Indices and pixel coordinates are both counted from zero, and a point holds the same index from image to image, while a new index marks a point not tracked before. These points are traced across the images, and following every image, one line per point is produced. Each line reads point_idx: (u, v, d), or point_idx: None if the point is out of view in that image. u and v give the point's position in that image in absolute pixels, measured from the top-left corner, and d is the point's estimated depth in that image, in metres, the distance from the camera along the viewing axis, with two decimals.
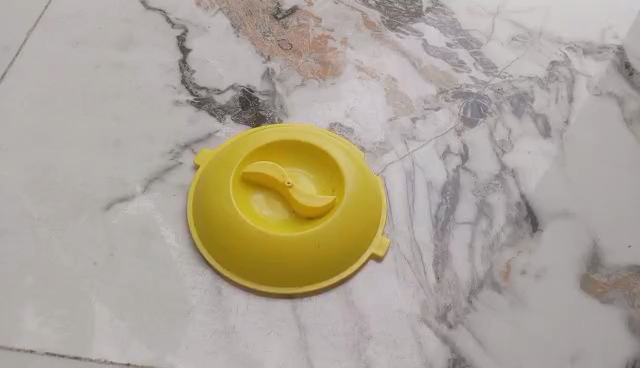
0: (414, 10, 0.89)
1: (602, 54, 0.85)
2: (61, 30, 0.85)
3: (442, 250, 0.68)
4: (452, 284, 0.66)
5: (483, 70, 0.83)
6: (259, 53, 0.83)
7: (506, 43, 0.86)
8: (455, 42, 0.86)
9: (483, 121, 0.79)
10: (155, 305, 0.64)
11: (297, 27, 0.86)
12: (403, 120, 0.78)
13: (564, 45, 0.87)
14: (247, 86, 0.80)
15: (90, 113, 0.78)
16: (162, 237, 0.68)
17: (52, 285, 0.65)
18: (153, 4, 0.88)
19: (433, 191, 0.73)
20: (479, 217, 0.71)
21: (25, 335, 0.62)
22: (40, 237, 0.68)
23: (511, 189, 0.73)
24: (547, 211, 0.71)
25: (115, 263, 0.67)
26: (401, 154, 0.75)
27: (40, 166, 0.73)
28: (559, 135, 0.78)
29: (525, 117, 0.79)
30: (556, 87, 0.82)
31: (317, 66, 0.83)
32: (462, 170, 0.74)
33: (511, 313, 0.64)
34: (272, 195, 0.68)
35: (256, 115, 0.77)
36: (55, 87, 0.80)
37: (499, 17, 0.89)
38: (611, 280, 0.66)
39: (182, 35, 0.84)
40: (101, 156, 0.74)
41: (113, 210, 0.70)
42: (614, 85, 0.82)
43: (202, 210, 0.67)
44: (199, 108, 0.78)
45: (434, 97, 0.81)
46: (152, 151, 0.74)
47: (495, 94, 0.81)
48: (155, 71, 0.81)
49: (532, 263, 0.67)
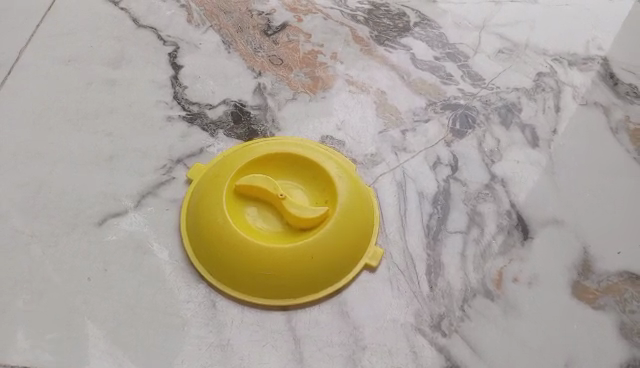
0: (402, 25, 0.91)
1: (587, 65, 0.87)
2: (52, 49, 0.86)
3: (435, 259, 0.69)
4: (446, 293, 0.67)
5: (471, 83, 0.85)
6: (250, 68, 0.84)
7: (493, 55, 0.88)
8: (443, 55, 0.87)
9: (472, 132, 0.80)
10: (151, 319, 0.64)
11: (287, 43, 0.88)
12: (393, 133, 0.79)
13: (550, 57, 0.88)
14: (239, 101, 0.81)
15: (83, 130, 0.78)
16: (156, 251, 0.69)
17: (46, 301, 0.65)
18: (145, 22, 0.89)
19: (424, 201, 0.73)
20: (470, 226, 0.72)
21: (19, 352, 0.62)
22: (34, 254, 0.68)
23: (501, 198, 0.74)
24: (537, 219, 0.72)
25: (109, 278, 0.67)
26: (393, 165, 0.76)
27: (33, 184, 0.73)
28: (547, 144, 0.79)
29: (514, 127, 0.80)
30: (543, 97, 0.83)
31: (307, 81, 0.84)
32: (452, 180, 0.75)
33: (504, 320, 0.65)
34: (265, 208, 0.68)
35: (248, 129, 0.78)
36: (48, 104, 0.80)
37: (486, 30, 0.91)
38: (602, 286, 0.67)
39: (174, 52, 0.85)
40: (94, 172, 0.74)
41: (107, 225, 0.70)
42: (600, 95, 0.84)
43: (196, 223, 0.67)
44: (191, 124, 0.78)
45: (423, 110, 0.82)
46: (145, 167, 0.75)
47: (483, 106, 0.82)
48: (147, 87, 0.82)
49: (523, 271, 0.68)
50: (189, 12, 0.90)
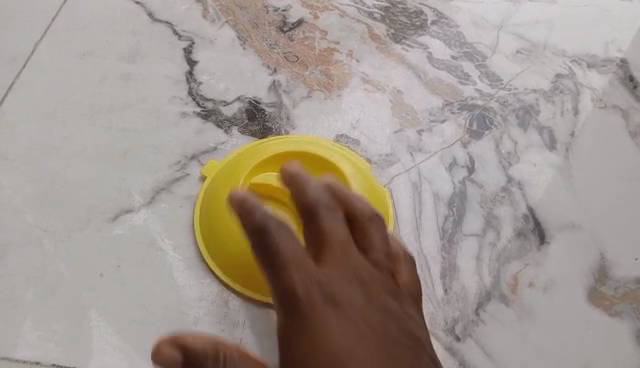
0: (419, 22, 0.89)
1: (606, 67, 0.86)
2: (67, 42, 0.84)
3: (450, 262, 0.68)
4: (460, 297, 0.66)
5: (489, 83, 0.84)
6: (265, 65, 0.83)
7: (511, 56, 0.87)
8: (460, 55, 0.86)
9: (489, 134, 0.79)
10: (163, 317, 0.64)
11: (302, 40, 0.86)
12: (409, 133, 0.78)
13: (569, 58, 0.87)
14: (254, 98, 0.80)
15: (97, 124, 0.77)
16: (168, 249, 0.68)
17: (58, 297, 0.65)
18: (159, 16, 0.86)
19: (439, 203, 0.73)
20: (486, 229, 0.71)
21: (30, 347, 0.62)
22: (46, 249, 0.68)
23: (518, 201, 0.73)
24: (554, 224, 0.71)
25: (121, 275, 0.67)
26: (408, 166, 0.76)
27: (47, 178, 0.73)
28: (565, 147, 0.78)
29: (531, 129, 0.79)
30: (561, 99, 0.82)
31: (322, 78, 0.83)
32: (468, 182, 0.75)
33: (519, 325, 0.65)
34: None
35: (262, 127, 0.78)
36: (61, 97, 0.79)
37: (505, 30, 0.89)
38: (619, 292, 0.67)
39: (188, 48, 0.84)
40: (108, 167, 0.74)
41: (119, 221, 0.70)
42: (618, 98, 0.83)
43: (211, 220, 0.68)
44: (206, 120, 0.78)
45: (440, 110, 0.81)
46: (159, 163, 0.74)
47: (501, 107, 0.81)
48: (161, 82, 0.81)
49: (539, 276, 0.68)
50: (204, 7, 0.87)
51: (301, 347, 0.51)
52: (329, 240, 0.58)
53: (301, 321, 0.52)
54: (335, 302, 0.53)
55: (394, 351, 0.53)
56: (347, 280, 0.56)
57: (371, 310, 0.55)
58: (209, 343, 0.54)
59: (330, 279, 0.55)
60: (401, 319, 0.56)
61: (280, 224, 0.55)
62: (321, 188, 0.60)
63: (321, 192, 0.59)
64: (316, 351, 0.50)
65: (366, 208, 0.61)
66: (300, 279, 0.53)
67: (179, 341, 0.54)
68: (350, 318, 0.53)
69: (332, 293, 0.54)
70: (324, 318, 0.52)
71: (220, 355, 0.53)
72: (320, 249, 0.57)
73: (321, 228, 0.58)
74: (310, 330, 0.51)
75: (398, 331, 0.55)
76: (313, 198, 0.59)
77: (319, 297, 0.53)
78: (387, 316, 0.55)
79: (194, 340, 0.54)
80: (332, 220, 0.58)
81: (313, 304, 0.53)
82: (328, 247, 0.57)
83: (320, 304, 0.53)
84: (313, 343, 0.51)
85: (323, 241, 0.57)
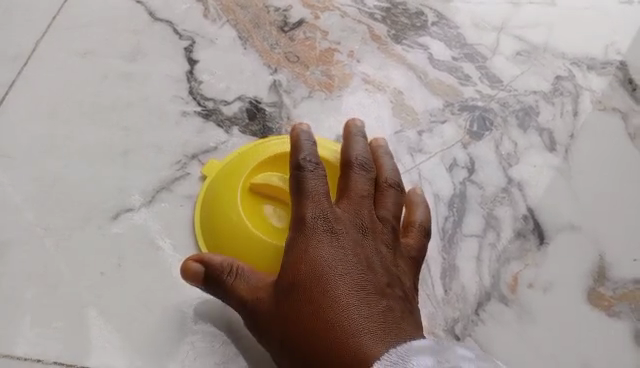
0: (419, 24, 0.89)
1: (605, 69, 0.86)
2: (68, 41, 0.83)
3: (450, 262, 0.69)
4: (460, 297, 0.67)
5: (489, 85, 0.84)
6: (266, 65, 0.83)
7: (511, 57, 0.87)
8: (461, 56, 0.86)
9: (489, 135, 0.79)
10: (163, 316, 0.65)
11: (303, 40, 0.86)
12: (409, 133, 0.79)
13: (568, 60, 0.87)
14: (254, 98, 0.80)
15: (98, 123, 0.77)
16: (169, 249, 0.69)
17: (59, 295, 0.65)
18: (161, 15, 0.86)
19: (440, 203, 0.73)
20: (486, 230, 0.71)
21: (31, 346, 0.62)
22: (47, 247, 0.68)
23: (517, 202, 0.73)
24: (553, 225, 0.72)
25: (122, 273, 0.67)
26: (408, 166, 0.76)
27: (48, 176, 0.72)
28: (564, 149, 0.78)
29: (531, 131, 0.80)
30: (560, 101, 0.83)
31: (323, 78, 0.83)
32: (469, 183, 0.75)
33: (518, 326, 0.65)
34: (280, 205, 0.67)
35: (263, 127, 0.78)
36: (62, 96, 0.79)
37: (505, 32, 0.89)
38: (618, 293, 0.67)
39: (190, 47, 0.84)
40: (109, 166, 0.74)
41: (120, 219, 0.70)
42: (617, 100, 0.83)
43: (211, 218, 0.68)
44: (206, 120, 0.78)
45: (440, 111, 0.81)
46: (159, 162, 0.75)
47: (501, 108, 0.82)
48: (162, 81, 0.81)
49: (539, 276, 0.68)
50: (205, 7, 0.87)
51: (295, 262, 0.57)
52: (351, 190, 0.62)
53: (300, 241, 0.58)
54: (335, 234, 0.58)
55: (376, 286, 0.56)
56: (354, 223, 0.60)
57: (368, 250, 0.58)
58: (224, 261, 0.61)
59: (338, 217, 0.59)
60: (391, 268, 0.59)
61: (316, 166, 0.61)
62: (364, 151, 0.66)
63: (364, 151, 0.65)
64: (305, 267, 0.56)
65: (391, 179, 0.66)
66: (311, 211, 0.59)
67: (200, 257, 0.62)
68: (343, 249, 0.57)
69: (334, 226, 0.58)
70: (320, 242, 0.57)
71: (232, 271, 0.60)
72: (342, 195, 0.62)
73: (350, 179, 0.63)
74: (306, 247, 0.57)
75: (387, 276, 0.58)
76: (354, 156, 0.65)
77: (322, 226, 0.58)
78: (380, 261, 0.58)
79: (214, 257, 0.61)
80: (361, 176, 0.63)
81: (314, 229, 0.58)
82: (349, 196, 0.62)
83: (320, 231, 0.58)
84: (306, 258, 0.56)
85: (348, 190, 0.62)
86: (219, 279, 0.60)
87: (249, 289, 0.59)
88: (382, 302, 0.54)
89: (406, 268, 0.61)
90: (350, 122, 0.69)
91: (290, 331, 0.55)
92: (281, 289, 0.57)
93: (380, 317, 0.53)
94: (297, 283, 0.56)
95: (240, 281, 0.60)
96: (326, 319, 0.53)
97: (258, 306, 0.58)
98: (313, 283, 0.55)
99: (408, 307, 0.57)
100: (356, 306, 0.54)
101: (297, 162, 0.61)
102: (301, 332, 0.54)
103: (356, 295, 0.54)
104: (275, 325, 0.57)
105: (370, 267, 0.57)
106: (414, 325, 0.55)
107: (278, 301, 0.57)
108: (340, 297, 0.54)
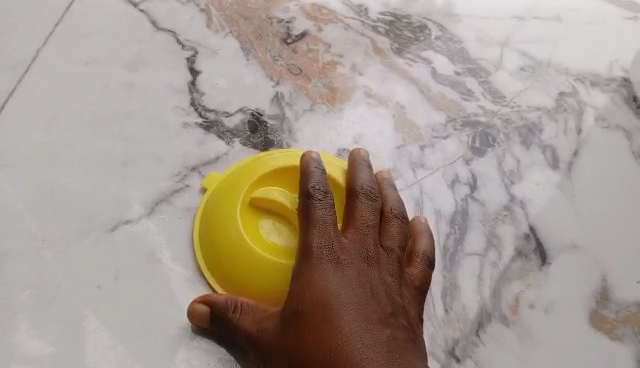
0: (423, 37, 0.89)
1: (609, 86, 0.86)
2: (70, 49, 0.83)
3: (451, 281, 0.68)
4: (461, 317, 0.66)
5: (492, 100, 0.83)
6: (268, 76, 0.83)
7: (514, 72, 0.86)
8: (464, 70, 0.86)
9: (492, 151, 0.78)
10: (160, 332, 0.64)
11: (306, 52, 0.86)
12: (411, 149, 0.78)
13: (572, 76, 0.87)
14: (256, 110, 0.80)
15: (98, 132, 0.76)
16: (167, 263, 0.68)
17: (55, 308, 0.64)
18: (163, 25, 0.86)
19: (441, 220, 0.72)
20: (488, 248, 0.70)
21: (26, 360, 0.61)
22: (44, 259, 0.67)
23: (519, 220, 0.73)
24: (555, 245, 0.71)
25: (119, 287, 0.66)
26: (410, 182, 0.75)
27: (46, 186, 0.72)
28: (567, 167, 0.78)
29: (534, 148, 0.79)
30: (564, 117, 0.82)
31: (325, 91, 0.82)
32: (471, 200, 0.74)
33: (520, 348, 0.65)
34: (280, 221, 0.66)
35: (264, 140, 0.77)
36: (62, 104, 0.78)
37: (508, 47, 0.89)
38: (620, 316, 0.67)
39: (192, 57, 0.83)
40: (108, 177, 0.73)
41: (118, 232, 0.69)
42: (621, 118, 0.83)
43: (210, 234, 0.67)
44: (207, 132, 0.77)
45: (443, 126, 0.80)
46: (159, 173, 0.74)
47: (504, 124, 0.81)
48: (164, 92, 0.80)
49: (540, 297, 0.68)
50: (208, 17, 0.87)
51: (299, 291, 0.56)
52: (357, 219, 0.62)
53: (305, 270, 0.57)
54: (340, 263, 0.57)
55: (380, 316, 0.55)
56: (359, 252, 0.59)
57: (373, 280, 0.58)
58: (228, 298, 0.61)
59: (344, 247, 0.59)
60: (395, 298, 0.59)
61: (325, 195, 0.61)
62: (370, 179, 0.66)
63: (370, 180, 0.65)
64: (310, 296, 0.55)
65: (396, 208, 0.66)
66: (317, 240, 0.58)
67: (206, 297, 0.63)
68: (348, 278, 0.57)
69: (339, 256, 0.58)
70: (325, 272, 0.57)
71: (237, 307, 0.61)
72: (347, 224, 0.62)
73: (356, 209, 0.63)
74: (311, 276, 0.56)
75: (391, 306, 0.57)
76: (360, 184, 0.65)
77: (328, 256, 0.58)
78: (384, 291, 0.58)
79: (219, 296, 0.62)
80: (366, 204, 0.63)
81: (319, 258, 0.57)
82: (355, 224, 0.62)
83: (325, 260, 0.57)
84: (311, 287, 0.56)
85: (354, 218, 0.62)
86: (225, 315, 0.61)
87: (253, 322, 0.59)
88: (386, 331, 0.54)
89: (411, 297, 0.61)
90: (355, 152, 0.69)
91: (292, 360, 0.54)
92: (286, 319, 0.56)
93: (384, 346, 0.53)
94: (301, 312, 0.55)
95: (244, 315, 0.60)
96: (330, 349, 0.53)
97: (261, 337, 0.58)
98: (317, 312, 0.55)
99: (411, 337, 0.57)
100: (360, 335, 0.53)
101: (307, 189, 0.61)
102: (303, 361, 0.54)
103: (361, 325, 0.54)
104: (277, 355, 0.56)
105: (376, 297, 0.57)
106: (417, 355, 0.56)
107: (283, 330, 0.56)
108: (345, 327, 0.54)
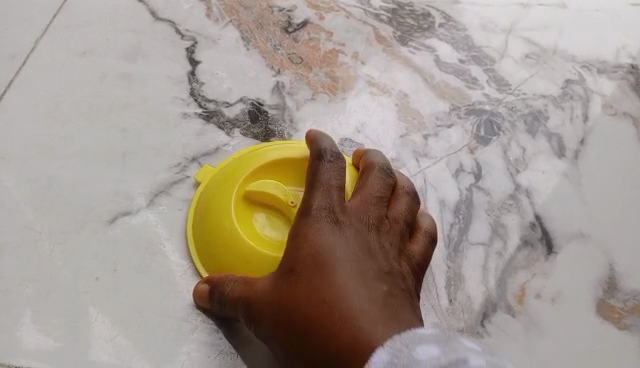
0: (426, 25, 0.87)
1: (616, 73, 0.84)
2: (68, 40, 0.82)
3: (455, 271, 0.67)
4: (466, 307, 0.65)
5: (497, 88, 0.82)
6: (269, 66, 0.82)
7: (520, 60, 0.85)
8: (468, 58, 0.84)
9: (497, 140, 0.77)
10: (159, 324, 0.63)
11: (307, 41, 0.84)
12: (414, 138, 0.77)
13: (579, 63, 0.85)
14: (257, 100, 0.78)
15: (96, 124, 0.75)
16: (167, 254, 0.67)
17: (53, 301, 0.63)
18: (162, 15, 0.85)
19: (445, 210, 0.71)
20: (493, 238, 0.69)
21: (23, 353, 0.60)
22: (42, 251, 0.66)
23: (525, 209, 0.71)
24: (562, 234, 0.70)
25: (118, 279, 0.65)
26: (413, 171, 0.74)
27: (44, 178, 0.71)
28: (574, 155, 0.76)
29: (540, 136, 0.78)
30: (570, 105, 0.81)
31: (327, 80, 0.81)
32: (475, 189, 0.73)
33: (526, 338, 0.63)
34: (273, 214, 0.65)
35: (265, 130, 0.76)
36: (60, 96, 0.77)
37: (513, 34, 0.87)
38: (628, 305, 0.66)
39: (191, 47, 0.82)
40: (107, 169, 0.72)
41: (117, 224, 0.68)
42: (629, 105, 0.81)
43: (204, 220, 0.66)
44: (207, 122, 0.76)
45: (446, 114, 0.79)
46: (159, 164, 0.73)
47: (509, 112, 0.80)
48: (163, 82, 0.79)
49: (547, 287, 0.66)
50: (208, 7, 0.86)
51: (295, 251, 0.55)
52: (363, 189, 0.61)
53: (303, 229, 0.55)
54: (339, 223, 0.56)
55: (377, 274, 0.54)
56: (360, 218, 0.58)
57: (372, 243, 0.56)
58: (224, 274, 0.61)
59: (345, 210, 0.57)
60: (394, 263, 0.57)
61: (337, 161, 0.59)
62: (383, 159, 0.64)
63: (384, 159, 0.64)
64: (306, 254, 0.54)
65: (406, 186, 0.65)
66: (318, 201, 0.57)
67: (208, 277, 0.62)
68: (346, 238, 0.55)
69: (339, 218, 0.56)
70: (323, 231, 0.55)
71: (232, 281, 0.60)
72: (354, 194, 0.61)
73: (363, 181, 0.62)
74: (309, 235, 0.55)
75: (389, 268, 0.56)
76: (373, 161, 0.64)
77: (327, 216, 0.56)
78: (383, 255, 0.56)
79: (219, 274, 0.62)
80: (375, 177, 0.62)
81: (318, 218, 0.56)
82: (359, 194, 0.60)
83: (324, 220, 0.56)
84: (308, 246, 0.54)
85: (359, 189, 0.61)
86: (221, 289, 0.60)
87: (245, 287, 0.57)
88: (382, 288, 0.53)
89: (408, 267, 0.60)
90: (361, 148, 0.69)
91: (285, 316, 0.53)
92: (280, 278, 0.55)
93: (380, 300, 0.51)
94: (296, 271, 0.54)
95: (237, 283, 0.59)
96: (324, 302, 0.51)
97: (252, 302, 0.56)
98: (313, 270, 0.53)
99: (409, 299, 0.55)
100: (356, 289, 0.51)
101: (317, 154, 0.59)
102: (297, 316, 0.52)
103: (357, 280, 0.52)
104: (268, 314, 0.54)
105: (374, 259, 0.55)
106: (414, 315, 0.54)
107: (276, 290, 0.54)
108: (340, 280, 0.52)
